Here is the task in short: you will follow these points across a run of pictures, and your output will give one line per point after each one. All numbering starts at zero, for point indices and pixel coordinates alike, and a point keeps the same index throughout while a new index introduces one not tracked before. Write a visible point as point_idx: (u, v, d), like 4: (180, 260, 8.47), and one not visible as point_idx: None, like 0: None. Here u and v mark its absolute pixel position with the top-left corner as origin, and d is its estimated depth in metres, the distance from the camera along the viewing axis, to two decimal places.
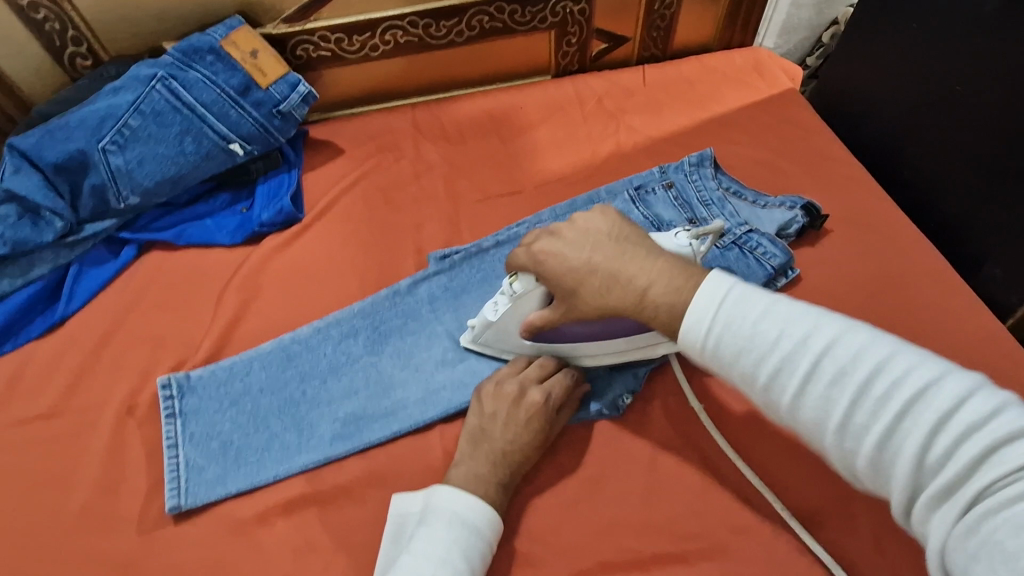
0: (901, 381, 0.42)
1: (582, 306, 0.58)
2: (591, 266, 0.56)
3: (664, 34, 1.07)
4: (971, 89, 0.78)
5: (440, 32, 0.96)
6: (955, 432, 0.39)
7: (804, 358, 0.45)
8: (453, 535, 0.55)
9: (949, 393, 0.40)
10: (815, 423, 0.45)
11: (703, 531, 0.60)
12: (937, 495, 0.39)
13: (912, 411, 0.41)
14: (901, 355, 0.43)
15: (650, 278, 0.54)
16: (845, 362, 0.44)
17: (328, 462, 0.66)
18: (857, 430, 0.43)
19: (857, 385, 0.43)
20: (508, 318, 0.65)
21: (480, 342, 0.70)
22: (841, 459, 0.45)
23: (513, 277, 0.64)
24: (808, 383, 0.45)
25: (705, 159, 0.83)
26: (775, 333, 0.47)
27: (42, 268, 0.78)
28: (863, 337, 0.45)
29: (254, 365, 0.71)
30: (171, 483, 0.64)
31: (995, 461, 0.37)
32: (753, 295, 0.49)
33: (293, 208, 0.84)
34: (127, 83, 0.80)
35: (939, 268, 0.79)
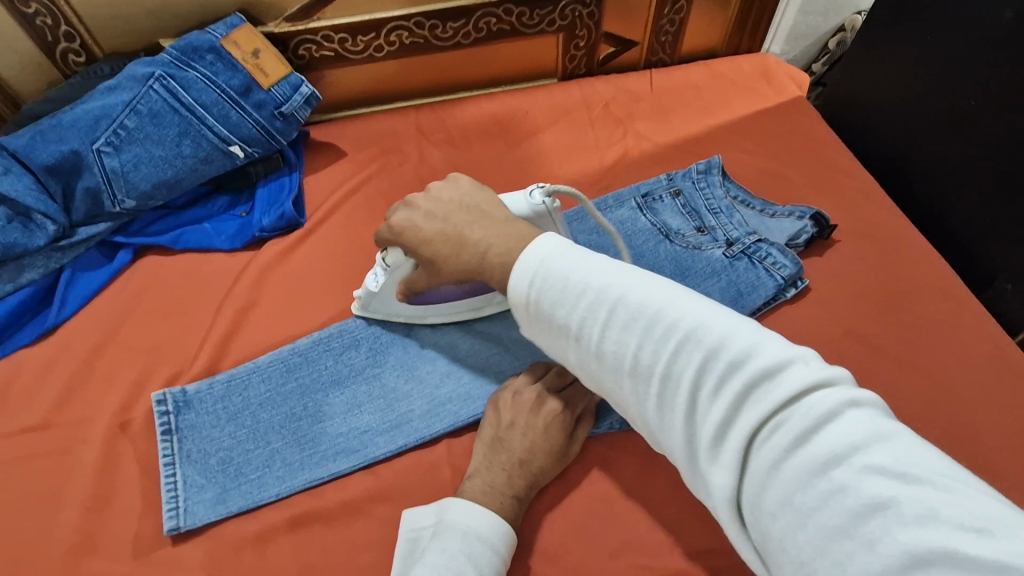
0: (677, 326, 0.42)
1: (444, 273, 0.59)
2: (442, 235, 0.58)
3: (673, 39, 1.06)
4: (982, 105, 0.77)
5: (446, 34, 0.94)
6: (720, 373, 0.39)
7: (605, 308, 0.45)
8: (467, 549, 0.53)
9: (717, 334, 0.40)
10: (614, 368, 0.45)
11: (717, 549, 0.59)
12: (714, 436, 0.39)
13: (687, 354, 0.41)
14: (676, 301, 0.43)
15: (490, 240, 0.55)
16: (635, 308, 0.44)
17: (334, 478, 0.64)
18: (647, 371, 0.43)
19: (648, 331, 0.43)
20: (389, 288, 0.67)
21: (368, 310, 0.71)
22: (639, 406, 0.44)
23: (384, 251, 0.63)
24: (610, 332, 0.45)
25: (713, 167, 0.82)
26: (583, 284, 0.46)
27: (32, 274, 0.75)
28: (648, 284, 0.45)
29: (254, 378, 0.69)
30: (169, 502, 0.62)
31: (756, 399, 0.38)
32: (563, 251, 0.48)
33: (295, 212, 0.82)
34: (123, 82, 0.77)
35: (949, 282, 0.79)
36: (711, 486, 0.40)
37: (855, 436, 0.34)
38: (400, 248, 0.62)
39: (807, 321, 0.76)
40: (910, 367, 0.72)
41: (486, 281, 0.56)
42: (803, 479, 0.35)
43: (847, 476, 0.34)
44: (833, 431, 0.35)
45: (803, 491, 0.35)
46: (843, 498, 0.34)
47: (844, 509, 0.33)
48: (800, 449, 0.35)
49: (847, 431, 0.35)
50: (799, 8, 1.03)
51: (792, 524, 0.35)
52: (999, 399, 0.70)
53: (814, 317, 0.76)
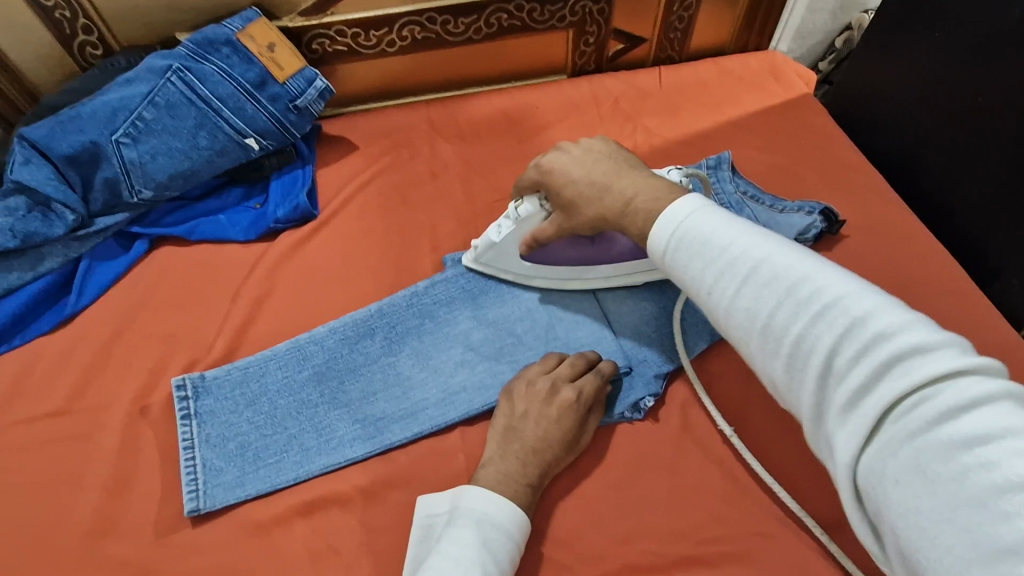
0: (821, 293, 0.42)
1: (580, 218, 0.63)
2: (588, 178, 0.62)
3: (682, 36, 1.07)
4: (988, 102, 0.78)
5: (458, 29, 0.95)
6: (863, 341, 0.39)
7: (743, 266, 0.46)
8: (482, 535, 0.55)
9: (864, 306, 0.40)
10: (743, 326, 0.46)
11: (726, 535, 0.60)
12: (846, 402, 0.38)
13: (827, 320, 0.41)
14: (825, 271, 0.43)
15: (638, 189, 0.58)
16: (778, 271, 0.44)
17: (349, 463, 0.65)
18: (779, 330, 0.43)
19: (787, 292, 0.43)
20: (511, 240, 0.69)
21: (481, 262, 0.73)
22: (765, 367, 0.45)
23: (519, 201, 0.68)
24: (746, 289, 0.45)
25: (723, 162, 0.83)
26: (724, 242, 0.47)
27: (51, 262, 0.76)
28: (794, 253, 0.45)
29: (270, 366, 0.70)
30: (188, 485, 0.63)
31: (902, 370, 0.37)
32: (709, 214, 0.50)
33: (309, 204, 0.83)
34: (141, 74, 0.78)
35: (955, 277, 0.80)
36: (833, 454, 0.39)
37: (1009, 420, 0.33)
38: (539, 193, 0.67)
39: None
40: None
41: (623, 228, 0.59)
42: (938, 449, 0.34)
43: (991, 454, 0.33)
44: (983, 408, 0.34)
45: (936, 461, 0.34)
46: (983, 476, 0.32)
47: (976, 485, 0.33)
48: (943, 420, 0.35)
49: (1000, 413, 0.33)
50: (807, 5, 1.04)
51: (916, 493, 0.34)
52: None
53: None
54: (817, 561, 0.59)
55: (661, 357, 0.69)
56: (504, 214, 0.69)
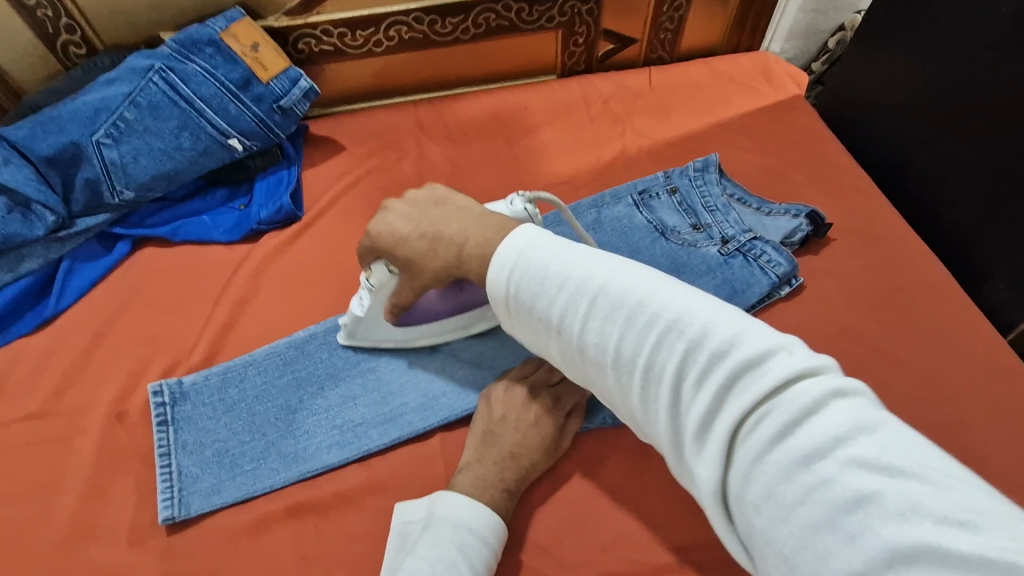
0: (660, 314, 0.41)
1: (423, 274, 0.58)
2: (417, 233, 0.56)
3: (672, 36, 1.06)
4: (977, 104, 0.78)
5: (445, 29, 0.94)
6: (703, 363, 0.38)
7: (584, 300, 0.44)
8: (458, 541, 0.54)
9: (700, 323, 0.39)
10: (597, 362, 0.44)
11: (707, 544, 0.60)
12: (698, 430, 0.38)
13: (669, 344, 0.40)
14: (661, 290, 0.42)
15: (467, 232, 0.54)
16: (616, 298, 0.43)
17: (328, 470, 0.65)
18: (628, 362, 0.42)
19: (628, 321, 0.42)
20: (375, 310, 0.65)
21: (357, 337, 0.69)
22: (624, 399, 0.43)
23: (367, 270, 0.62)
24: (591, 323, 0.44)
25: (711, 165, 0.82)
26: (562, 275, 0.45)
27: (31, 264, 0.75)
28: (631, 274, 0.44)
29: (249, 372, 0.70)
30: (164, 492, 0.63)
31: (739, 390, 0.36)
32: (545, 243, 0.48)
33: (293, 206, 0.82)
34: (123, 74, 0.77)
35: (943, 282, 0.79)
36: (697, 481, 0.38)
37: (836, 427, 0.33)
38: (382, 262, 0.60)
39: (803, 320, 0.76)
40: (903, 365, 0.72)
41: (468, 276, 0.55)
42: (783, 471, 0.34)
43: (828, 469, 0.33)
44: (814, 420, 0.34)
45: (784, 484, 0.34)
46: (825, 494, 0.32)
47: (823, 503, 0.32)
48: (781, 441, 0.34)
49: (830, 421, 0.33)
50: (799, 5, 1.03)
51: (773, 516, 0.34)
52: (991, 398, 0.70)
53: (807, 315, 0.76)
54: None
55: None
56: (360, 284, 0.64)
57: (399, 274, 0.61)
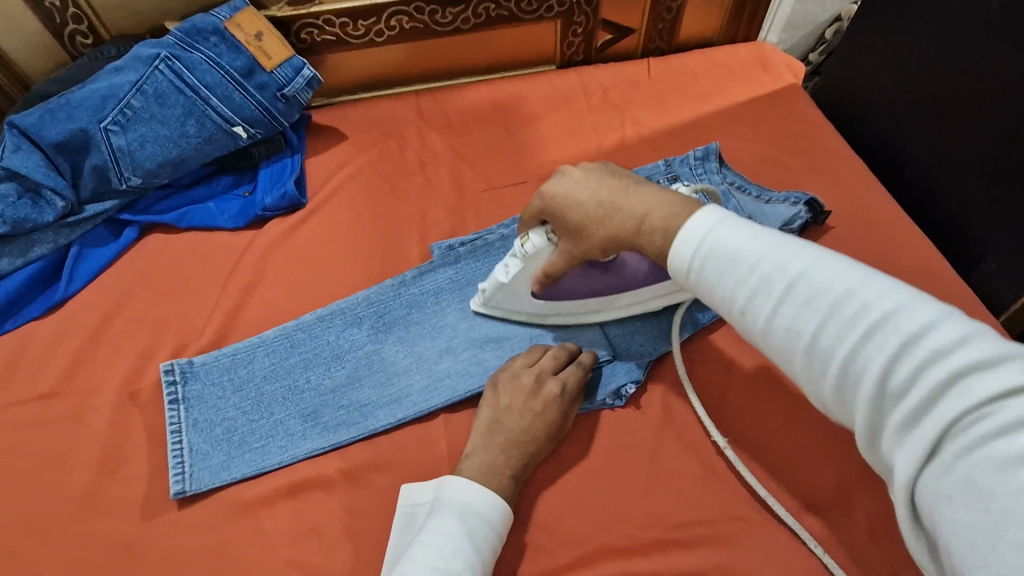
0: (871, 306, 0.40)
1: (587, 243, 0.58)
2: (596, 200, 0.56)
3: (670, 26, 1.07)
4: (970, 89, 0.79)
5: (445, 18, 0.95)
6: (922, 358, 0.37)
7: (779, 282, 0.44)
8: (467, 525, 0.56)
9: (921, 319, 0.38)
10: (783, 345, 0.44)
11: (703, 518, 0.61)
12: (903, 423, 0.37)
13: (879, 336, 0.39)
14: (875, 283, 0.41)
15: (651, 204, 0.53)
16: (817, 286, 0.42)
17: (334, 447, 0.67)
18: (824, 349, 0.41)
19: (830, 308, 0.41)
20: (520, 279, 0.65)
21: (490, 304, 0.71)
22: (811, 384, 0.43)
23: (524, 235, 0.63)
24: (782, 306, 0.44)
25: (711, 153, 0.83)
26: (753, 257, 0.45)
27: (42, 249, 0.77)
28: (836, 264, 0.43)
29: (257, 353, 0.71)
30: (175, 468, 0.65)
31: (963, 390, 0.35)
32: (738, 225, 0.48)
33: (296, 192, 0.84)
34: (129, 63, 0.79)
35: (936, 266, 0.80)
36: (891, 474, 0.38)
37: None
38: (545, 227, 0.61)
39: None
40: None
41: (638, 249, 0.55)
42: (997, 471, 0.32)
43: None
44: None
45: (996, 483, 0.32)
46: None
47: None
48: (1005, 442, 0.33)
49: None
50: None
51: (971, 517, 0.33)
52: None
53: None
54: (790, 542, 0.60)
55: (649, 343, 0.71)
56: (511, 251, 0.65)
57: (557, 245, 0.62)
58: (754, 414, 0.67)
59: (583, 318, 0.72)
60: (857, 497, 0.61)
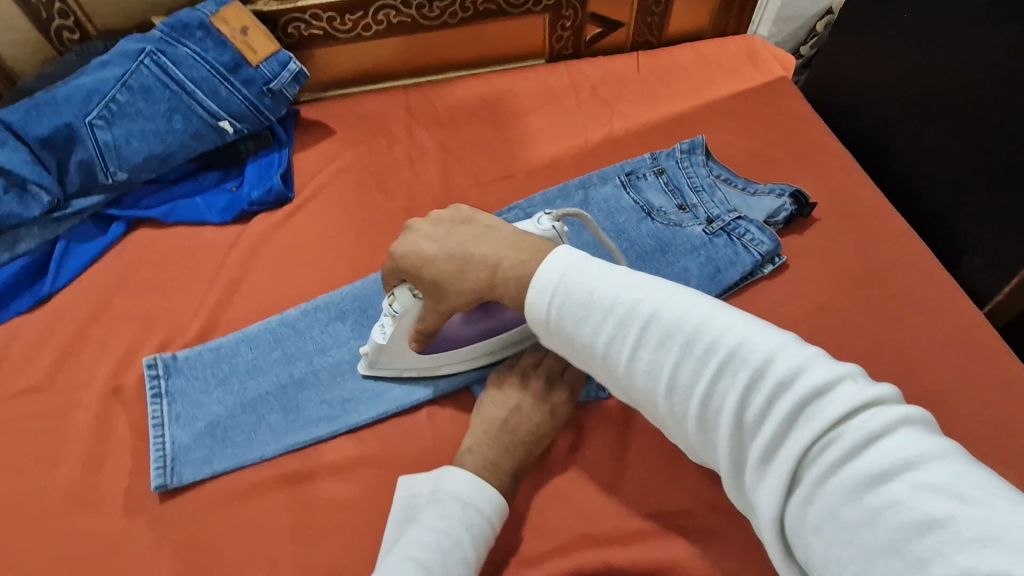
0: (719, 343, 0.43)
1: (450, 298, 0.57)
2: (446, 253, 0.56)
3: (660, 20, 1.07)
4: (956, 80, 0.79)
5: (433, 13, 0.95)
6: (768, 392, 0.40)
7: (635, 325, 0.46)
8: (465, 519, 0.56)
9: (763, 351, 0.41)
10: (648, 386, 0.46)
11: (685, 509, 0.62)
12: (763, 458, 0.40)
13: (728, 373, 0.42)
14: (719, 317, 0.44)
15: (499, 251, 0.55)
16: (670, 326, 0.45)
17: (316, 442, 0.67)
18: (682, 388, 0.44)
19: (683, 348, 0.44)
20: (398, 339, 0.63)
21: (377, 366, 0.68)
22: (675, 421, 0.46)
23: (391, 296, 0.60)
24: (640, 349, 0.46)
25: (697, 146, 0.83)
26: (608, 303, 0.47)
27: (28, 243, 0.78)
28: (685, 300, 0.46)
29: (240, 348, 0.72)
30: (157, 462, 0.65)
31: (807, 420, 0.38)
32: (589, 268, 0.49)
33: (283, 187, 0.84)
34: (115, 57, 0.79)
35: (922, 259, 0.80)
36: (757, 506, 0.41)
37: (902, 453, 0.36)
38: (408, 286, 0.59)
39: (784, 296, 0.77)
40: (881, 338, 0.74)
41: (499, 298, 0.56)
42: (847, 493, 0.36)
43: (896, 489, 0.35)
44: (880, 447, 0.36)
45: (849, 506, 0.36)
46: (895, 516, 0.35)
47: (891, 524, 0.35)
48: (848, 467, 0.37)
49: (894, 446, 0.36)
50: None
51: (836, 540, 0.36)
52: (967, 370, 0.71)
53: (789, 293, 0.77)
54: None
55: None
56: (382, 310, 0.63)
57: (424, 299, 0.60)
58: None
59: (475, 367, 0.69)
60: None
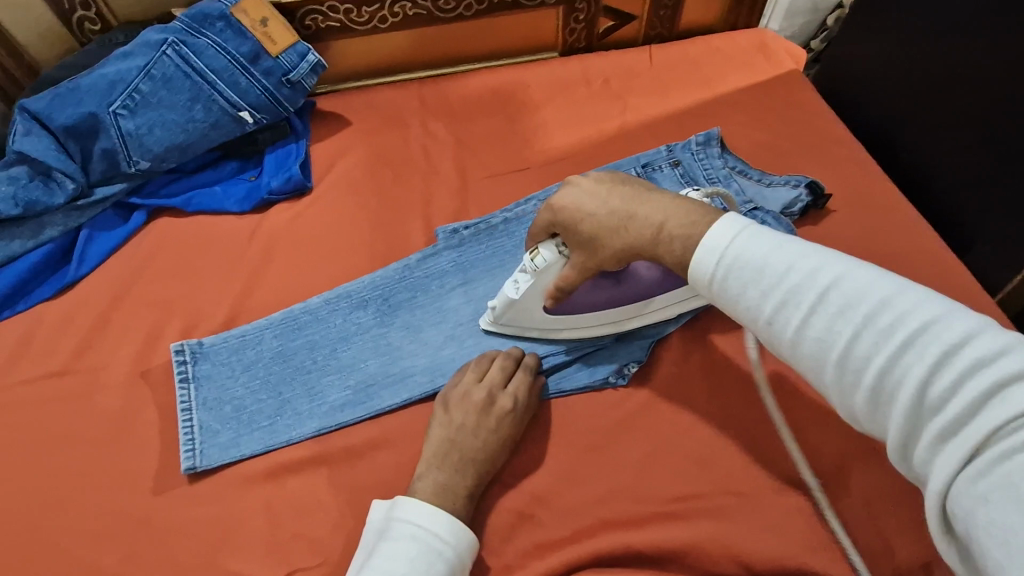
0: (908, 317, 0.40)
1: (602, 254, 0.58)
2: (609, 209, 0.56)
3: (671, 13, 1.08)
4: (969, 69, 0.79)
5: (448, 5, 0.96)
6: (962, 368, 0.37)
7: (811, 291, 0.44)
8: (417, 549, 0.54)
9: (962, 329, 0.39)
10: (815, 355, 0.44)
11: (702, 492, 0.62)
12: (941, 431, 0.37)
13: (915, 347, 0.39)
14: (909, 294, 0.42)
15: (668, 213, 0.54)
16: (852, 296, 0.42)
17: (341, 427, 0.68)
18: (858, 358, 0.42)
19: (863, 318, 0.42)
20: (532, 295, 0.64)
21: (501, 322, 0.69)
22: (842, 393, 0.43)
23: (534, 250, 0.62)
24: (812, 315, 0.44)
25: (712, 139, 0.84)
26: (783, 268, 0.45)
27: (53, 231, 0.78)
28: (871, 274, 0.43)
29: (265, 334, 0.73)
30: (186, 444, 0.66)
31: (1001, 398, 0.35)
32: (765, 235, 0.48)
33: (302, 176, 0.85)
34: (137, 48, 0.80)
35: (934, 249, 0.81)
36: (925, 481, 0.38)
37: None
38: (556, 239, 0.61)
39: None
40: None
41: (657, 258, 0.56)
42: None
43: None
44: None
45: None
46: None
47: None
48: None
49: None
50: None
51: (1007, 513, 0.33)
52: None
53: None
54: (789, 515, 0.60)
55: (652, 324, 0.71)
56: (520, 265, 0.64)
57: (569, 256, 0.61)
58: (754, 393, 0.67)
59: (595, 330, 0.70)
60: (854, 471, 0.62)
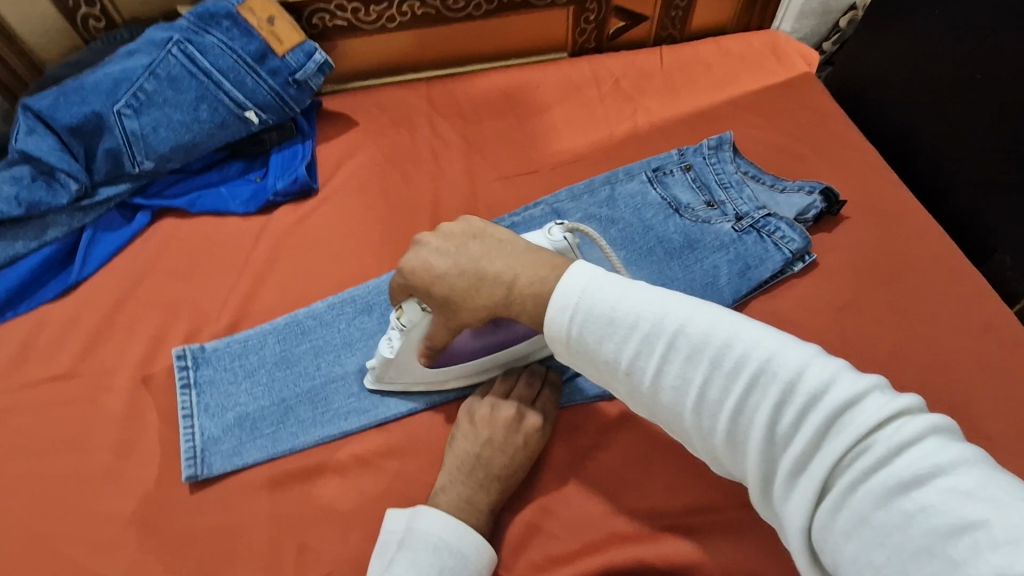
0: (746, 357, 0.42)
1: (461, 314, 0.56)
2: (457, 270, 0.55)
3: (683, 14, 1.06)
4: (986, 74, 0.78)
5: (457, 4, 0.95)
6: (801, 405, 0.39)
7: (661, 340, 0.45)
8: (438, 562, 0.55)
9: (792, 364, 0.41)
10: (674, 403, 0.45)
11: (715, 505, 0.61)
12: (794, 469, 0.39)
13: (757, 388, 0.41)
14: (748, 332, 0.43)
15: (516, 268, 0.53)
16: (698, 341, 0.44)
17: (345, 435, 0.67)
18: (712, 403, 0.43)
19: (710, 363, 0.43)
20: (405, 352, 0.62)
21: (383, 380, 0.67)
22: (703, 437, 0.45)
23: (399, 309, 0.60)
24: (666, 364, 0.45)
25: (725, 142, 0.82)
26: (634, 318, 0.46)
27: (56, 231, 0.78)
28: (710, 314, 0.45)
29: (268, 340, 0.72)
30: (187, 452, 0.65)
31: (838, 430, 0.38)
32: (611, 282, 0.49)
33: (308, 177, 0.84)
34: (142, 47, 0.79)
35: (951, 256, 0.80)
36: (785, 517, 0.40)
37: (927, 458, 0.36)
38: (416, 299, 0.58)
39: (812, 294, 0.76)
40: (910, 335, 0.73)
41: (514, 315, 0.55)
42: (878, 499, 0.36)
43: (927, 496, 0.35)
44: (909, 454, 0.36)
45: (883, 514, 0.36)
46: (927, 522, 0.34)
47: (925, 529, 0.34)
48: (877, 473, 0.36)
49: (922, 453, 0.36)
50: None
51: (859, 540, 0.36)
52: (996, 368, 0.71)
53: (817, 290, 0.77)
54: None
55: None
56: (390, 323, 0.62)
57: (433, 313, 0.59)
58: None
59: (484, 375, 0.69)
60: None
